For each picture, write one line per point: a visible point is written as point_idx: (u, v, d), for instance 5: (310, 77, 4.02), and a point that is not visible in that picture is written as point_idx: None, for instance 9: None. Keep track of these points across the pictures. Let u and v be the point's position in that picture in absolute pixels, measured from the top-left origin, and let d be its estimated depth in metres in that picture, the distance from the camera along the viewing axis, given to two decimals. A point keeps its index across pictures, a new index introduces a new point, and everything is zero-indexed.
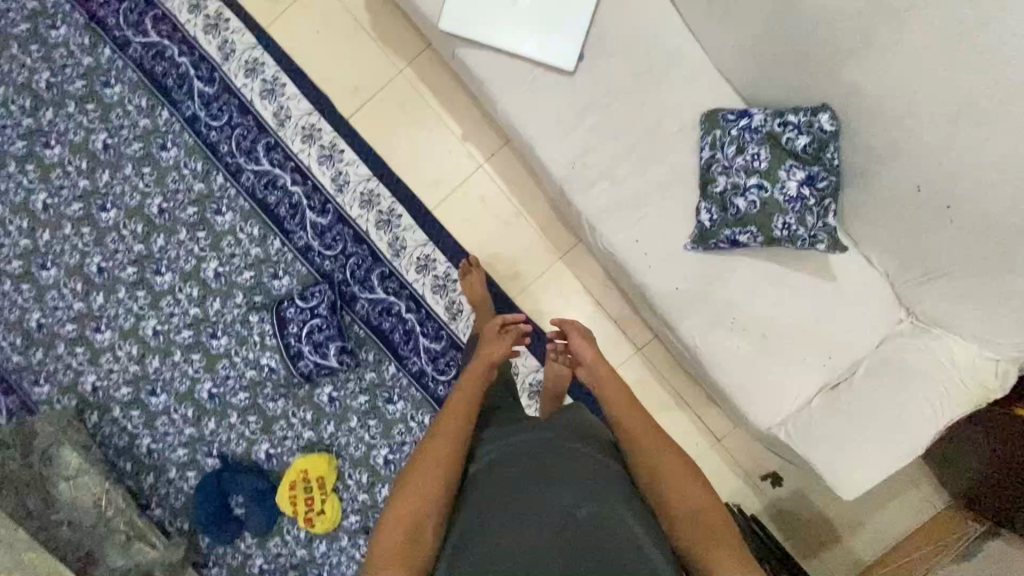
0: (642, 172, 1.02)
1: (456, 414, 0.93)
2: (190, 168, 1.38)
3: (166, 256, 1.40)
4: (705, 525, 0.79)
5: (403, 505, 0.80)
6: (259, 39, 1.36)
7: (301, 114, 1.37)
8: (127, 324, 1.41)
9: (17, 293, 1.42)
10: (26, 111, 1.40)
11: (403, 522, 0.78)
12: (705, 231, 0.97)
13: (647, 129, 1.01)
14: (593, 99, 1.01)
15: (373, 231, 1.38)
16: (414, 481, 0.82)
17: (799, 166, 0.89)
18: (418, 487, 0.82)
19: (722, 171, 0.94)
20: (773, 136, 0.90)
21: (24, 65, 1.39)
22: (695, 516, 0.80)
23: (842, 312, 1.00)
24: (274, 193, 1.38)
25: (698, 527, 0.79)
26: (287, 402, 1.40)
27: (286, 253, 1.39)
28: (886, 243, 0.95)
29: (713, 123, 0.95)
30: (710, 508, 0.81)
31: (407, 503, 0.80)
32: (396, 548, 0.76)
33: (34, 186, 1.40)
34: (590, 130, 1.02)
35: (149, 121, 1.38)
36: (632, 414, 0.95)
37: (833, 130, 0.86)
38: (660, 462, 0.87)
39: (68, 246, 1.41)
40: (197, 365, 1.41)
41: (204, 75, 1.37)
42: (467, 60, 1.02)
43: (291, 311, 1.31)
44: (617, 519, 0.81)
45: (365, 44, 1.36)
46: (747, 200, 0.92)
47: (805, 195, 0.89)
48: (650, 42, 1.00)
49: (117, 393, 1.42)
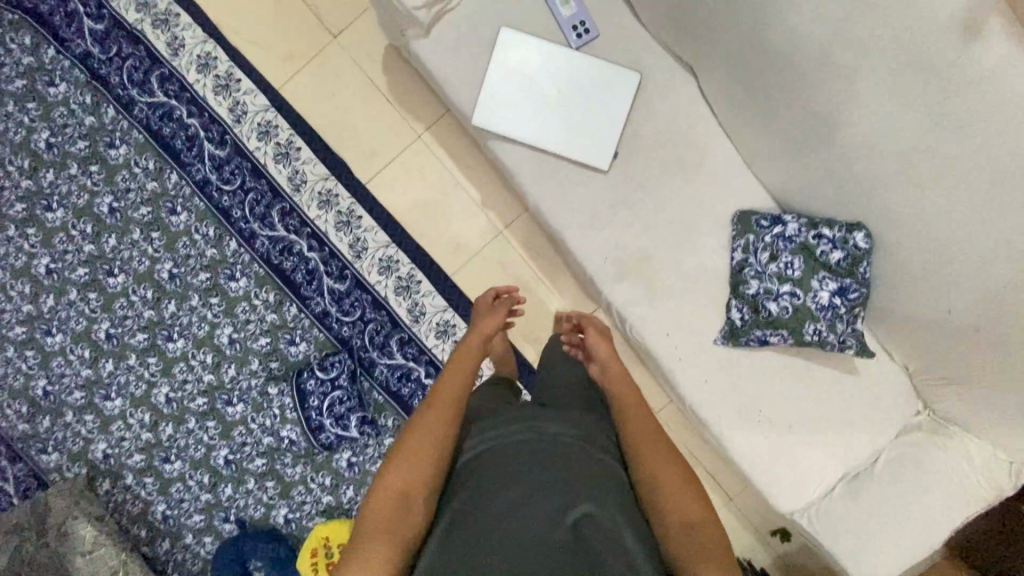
0: (674, 267, 1.02)
1: (449, 390, 0.83)
2: (201, 234, 1.34)
3: (178, 322, 1.36)
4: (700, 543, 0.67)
5: (392, 482, 0.71)
6: (272, 101, 1.32)
7: (317, 179, 1.34)
8: (137, 392, 1.38)
9: (21, 359, 1.37)
10: (25, 172, 1.34)
11: (396, 502, 0.70)
12: (736, 330, 0.99)
13: (680, 225, 1.01)
14: (626, 195, 1.01)
15: (392, 297, 1.37)
16: (404, 461, 0.73)
17: (831, 277, 0.91)
18: (407, 467, 0.73)
19: (754, 275, 0.96)
20: (807, 246, 0.92)
21: (22, 124, 1.33)
22: (695, 535, 0.69)
23: (864, 405, 1.03)
24: (290, 259, 1.35)
25: (692, 546, 0.67)
26: (305, 468, 1.39)
27: (304, 320, 1.36)
28: (909, 345, 0.98)
29: (747, 227, 0.97)
30: (712, 528, 0.70)
31: (397, 478, 0.72)
32: (384, 530, 0.67)
33: (37, 250, 1.35)
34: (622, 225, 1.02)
35: (158, 184, 1.34)
36: (639, 423, 0.85)
37: (868, 248, 0.87)
38: (662, 469, 0.77)
39: (74, 312, 1.36)
40: (213, 433, 1.39)
41: (215, 138, 1.33)
42: (499, 154, 1.01)
43: (311, 383, 1.30)
44: (610, 521, 0.69)
45: (382, 108, 1.33)
46: (780, 305, 0.94)
47: (837, 304, 0.91)
48: (685, 139, 0.99)
49: (130, 460, 1.40)
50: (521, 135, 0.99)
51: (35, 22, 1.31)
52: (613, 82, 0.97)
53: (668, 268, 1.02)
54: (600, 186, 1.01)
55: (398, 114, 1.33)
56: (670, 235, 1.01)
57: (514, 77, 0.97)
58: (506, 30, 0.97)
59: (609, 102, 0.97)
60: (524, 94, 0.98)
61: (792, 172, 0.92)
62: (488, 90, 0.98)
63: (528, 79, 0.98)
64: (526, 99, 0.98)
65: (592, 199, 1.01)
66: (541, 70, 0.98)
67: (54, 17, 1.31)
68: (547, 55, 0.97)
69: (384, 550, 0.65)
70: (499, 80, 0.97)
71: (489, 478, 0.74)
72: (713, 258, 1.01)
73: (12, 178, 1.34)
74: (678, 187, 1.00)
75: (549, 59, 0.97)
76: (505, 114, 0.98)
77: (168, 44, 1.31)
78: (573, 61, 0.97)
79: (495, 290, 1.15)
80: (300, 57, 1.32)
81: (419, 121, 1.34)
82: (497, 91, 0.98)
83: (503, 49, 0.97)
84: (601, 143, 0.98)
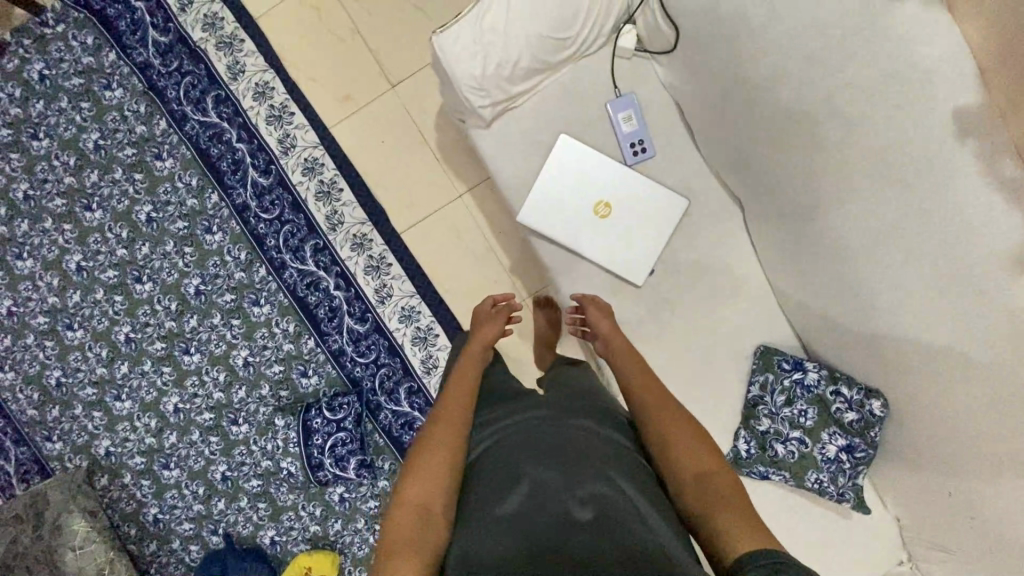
0: (691, 387, 1.03)
1: (453, 410, 0.86)
2: (233, 256, 1.37)
3: (197, 337, 1.39)
4: (720, 497, 0.68)
5: (409, 499, 0.72)
6: (322, 139, 1.34)
7: (353, 221, 1.36)
8: (148, 397, 1.41)
9: (40, 348, 1.40)
10: (69, 169, 1.35)
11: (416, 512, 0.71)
12: (740, 459, 1.01)
13: (703, 347, 1.03)
14: (655, 311, 1.02)
15: (408, 345, 1.39)
16: (418, 476, 0.75)
17: (841, 433, 0.93)
18: (421, 478, 0.74)
19: (767, 413, 0.98)
20: (823, 399, 0.94)
21: (73, 121, 1.34)
22: (711, 490, 0.69)
23: (852, 550, 1.05)
24: (315, 293, 1.38)
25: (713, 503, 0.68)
26: (298, 495, 1.41)
27: (319, 355, 1.39)
28: (906, 503, 0.99)
29: (768, 365, 0.98)
30: (728, 482, 0.71)
31: (417, 488, 0.73)
32: (406, 536, 0.67)
33: (70, 245, 1.37)
34: (647, 338, 1.03)
35: (198, 202, 1.36)
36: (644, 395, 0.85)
37: (882, 416, 0.89)
38: (672, 434, 0.78)
39: (97, 311, 1.39)
40: (215, 447, 1.42)
41: (260, 166, 1.35)
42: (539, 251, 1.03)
43: (318, 422, 1.33)
44: (620, 497, 0.71)
45: (427, 163, 1.35)
46: (786, 448, 0.97)
47: (842, 458, 0.94)
48: (721, 267, 1.01)
49: (130, 461, 1.43)
50: (562, 237, 1.00)
51: (98, 23, 1.32)
52: (661, 202, 0.98)
53: (685, 389, 1.03)
54: (630, 298, 1.03)
55: (441, 170, 1.35)
56: (691, 358, 1.02)
57: (565, 182, 0.99)
58: (565, 137, 0.98)
59: (654, 221, 0.98)
60: (571, 200, 1.00)
61: (820, 326, 0.94)
62: (536, 190, 1.00)
63: (578, 187, 0.99)
64: (573, 205, 1.00)
65: (620, 310, 1.03)
66: (593, 180, 0.99)
67: (119, 22, 1.32)
68: (601, 165, 0.98)
69: (412, 557, 0.65)
70: (550, 182, 0.99)
71: (495, 479, 0.76)
72: (730, 387, 1.02)
73: (56, 172, 1.36)
74: (706, 313, 1.01)
75: (602, 170, 0.99)
76: (549, 216, 1.00)
77: (228, 68, 1.33)
78: (625, 177, 0.98)
79: (492, 298, 1.16)
80: (355, 100, 1.34)
81: (461, 181, 1.36)
82: (545, 192, 1.00)
83: (559, 155, 0.98)
84: (640, 260, 1.00)
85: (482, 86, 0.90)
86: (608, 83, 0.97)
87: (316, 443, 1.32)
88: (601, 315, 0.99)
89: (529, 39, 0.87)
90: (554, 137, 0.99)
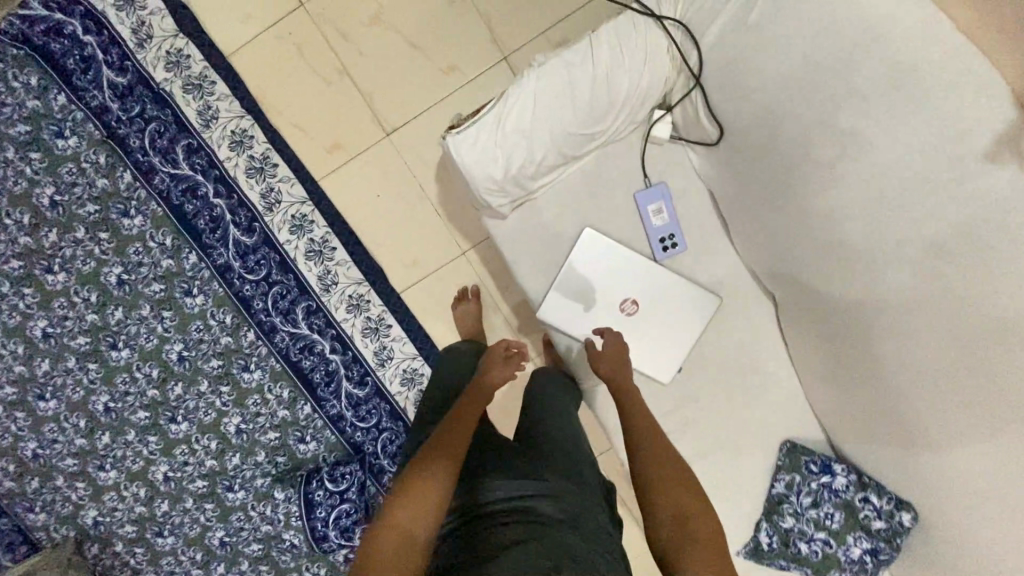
0: (716, 484, 0.99)
1: (467, 415, 0.79)
2: (217, 320, 1.27)
3: (184, 405, 1.31)
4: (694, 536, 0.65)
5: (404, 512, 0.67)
6: (311, 193, 1.23)
7: (348, 282, 1.26)
8: (135, 466, 1.34)
9: (10, 420, 1.29)
10: (23, 228, 1.20)
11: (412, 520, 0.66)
12: (761, 553, 0.97)
13: (730, 444, 0.98)
14: (682, 408, 0.97)
15: (411, 409, 1.32)
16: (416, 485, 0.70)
17: (867, 538, 0.91)
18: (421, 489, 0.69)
19: (792, 512, 0.95)
20: (850, 504, 0.92)
21: (22, 174, 1.18)
22: (687, 528, 0.66)
23: None
24: (309, 358, 1.29)
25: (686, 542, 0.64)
26: (301, 558, 1.37)
27: (318, 421, 1.32)
28: None
29: (795, 465, 0.96)
30: (707, 515, 0.67)
31: (409, 502, 0.67)
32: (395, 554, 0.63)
33: (34, 311, 1.25)
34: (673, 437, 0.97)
35: (174, 263, 1.24)
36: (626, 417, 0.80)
37: (912, 527, 0.87)
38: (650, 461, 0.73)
39: (71, 380, 1.28)
40: (210, 515, 1.36)
41: (242, 223, 1.23)
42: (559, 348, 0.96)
43: (319, 495, 1.28)
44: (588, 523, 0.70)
45: (429, 218, 1.24)
46: (810, 547, 0.94)
47: (866, 561, 0.91)
48: (752, 364, 0.95)
49: (121, 529, 1.36)
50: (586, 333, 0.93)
51: (44, 63, 1.15)
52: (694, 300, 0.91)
53: (707, 485, 0.99)
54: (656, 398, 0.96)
55: (443, 226, 1.25)
56: (715, 455, 0.99)
57: (590, 277, 0.91)
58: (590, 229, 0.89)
59: (686, 320, 0.91)
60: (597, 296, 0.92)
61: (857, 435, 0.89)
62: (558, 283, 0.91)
63: (604, 281, 0.91)
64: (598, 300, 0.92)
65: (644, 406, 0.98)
66: (621, 274, 0.91)
67: (70, 62, 1.16)
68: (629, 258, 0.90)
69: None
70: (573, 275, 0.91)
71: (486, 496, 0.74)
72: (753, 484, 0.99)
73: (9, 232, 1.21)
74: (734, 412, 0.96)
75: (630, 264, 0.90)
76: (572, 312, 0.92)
77: (201, 115, 1.19)
78: (655, 273, 0.91)
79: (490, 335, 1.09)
80: (347, 151, 1.22)
81: (464, 237, 1.26)
82: (569, 287, 0.91)
83: (584, 246, 0.89)
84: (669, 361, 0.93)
85: (503, 187, 0.81)
86: (636, 171, 0.88)
87: (319, 516, 1.28)
88: (609, 357, 0.87)
89: (557, 136, 0.78)
90: (577, 229, 0.90)
